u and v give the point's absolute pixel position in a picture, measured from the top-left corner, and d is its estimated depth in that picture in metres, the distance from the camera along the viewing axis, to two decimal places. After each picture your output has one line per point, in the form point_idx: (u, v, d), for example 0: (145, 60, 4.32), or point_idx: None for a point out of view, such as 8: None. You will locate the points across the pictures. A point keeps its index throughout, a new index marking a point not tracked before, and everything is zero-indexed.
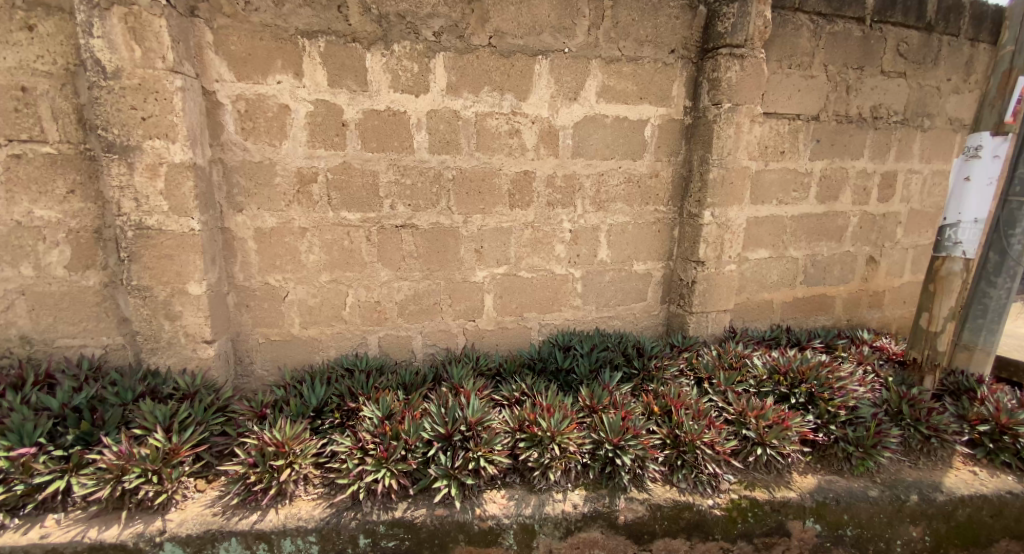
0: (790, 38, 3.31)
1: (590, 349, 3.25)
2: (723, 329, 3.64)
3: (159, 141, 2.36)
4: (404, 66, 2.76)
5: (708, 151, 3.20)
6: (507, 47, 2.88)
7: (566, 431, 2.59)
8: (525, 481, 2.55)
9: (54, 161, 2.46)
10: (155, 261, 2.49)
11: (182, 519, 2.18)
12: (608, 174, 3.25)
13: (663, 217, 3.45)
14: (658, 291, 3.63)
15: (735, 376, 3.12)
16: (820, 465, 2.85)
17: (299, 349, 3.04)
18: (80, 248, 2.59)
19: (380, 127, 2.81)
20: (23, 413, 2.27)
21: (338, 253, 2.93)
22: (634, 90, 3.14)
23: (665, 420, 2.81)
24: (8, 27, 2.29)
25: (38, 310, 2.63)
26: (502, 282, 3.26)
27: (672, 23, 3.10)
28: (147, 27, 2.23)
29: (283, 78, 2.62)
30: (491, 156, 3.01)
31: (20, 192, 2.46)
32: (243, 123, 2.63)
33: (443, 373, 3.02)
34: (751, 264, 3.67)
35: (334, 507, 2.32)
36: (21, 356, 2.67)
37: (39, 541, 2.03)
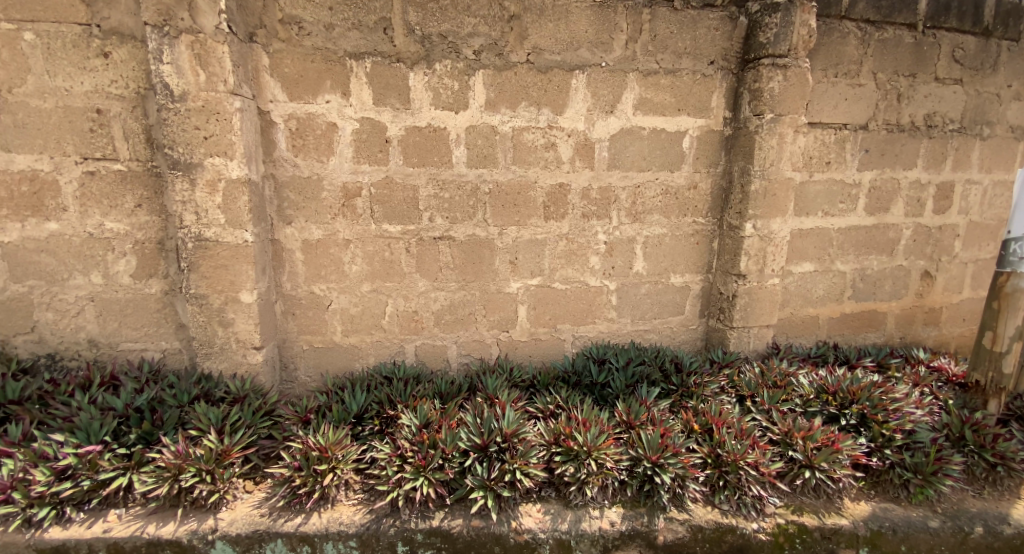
0: (836, 46, 3.21)
1: (626, 364, 3.21)
2: (766, 345, 3.52)
3: (219, 158, 2.53)
4: (445, 84, 2.86)
5: (750, 161, 3.14)
6: (544, 63, 2.94)
7: (603, 446, 2.56)
8: (561, 496, 2.54)
9: (124, 177, 2.68)
10: (212, 270, 2.65)
11: (232, 518, 2.29)
12: (645, 186, 3.23)
13: (701, 229, 3.39)
14: (697, 304, 3.55)
15: (780, 395, 3.01)
16: (874, 491, 2.71)
17: (340, 356, 3.15)
18: (144, 258, 2.80)
19: (421, 142, 2.91)
20: (91, 412, 2.45)
21: (379, 264, 3.03)
22: (672, 101, 3.13)
23: (706, 438, 2.73)
24: (87, 54, 2.52)
25: (106, 315, 2.85)
26: (536, 294, 3.29)
27: (711, 34, 3.08)
28: (211, 53, 2.41)
29: (332, 98, 2.76)
30: (527, 169, 3.06)
31: (93, 205, 2.69)
32: (294, 141, 2.79)
33: (478, 383, 3.05)
34: (795, 278, 3.55)
35: (374, 513, 2.38)
36: (89, 358, 2.89)
37: (102, 535, 2.17)
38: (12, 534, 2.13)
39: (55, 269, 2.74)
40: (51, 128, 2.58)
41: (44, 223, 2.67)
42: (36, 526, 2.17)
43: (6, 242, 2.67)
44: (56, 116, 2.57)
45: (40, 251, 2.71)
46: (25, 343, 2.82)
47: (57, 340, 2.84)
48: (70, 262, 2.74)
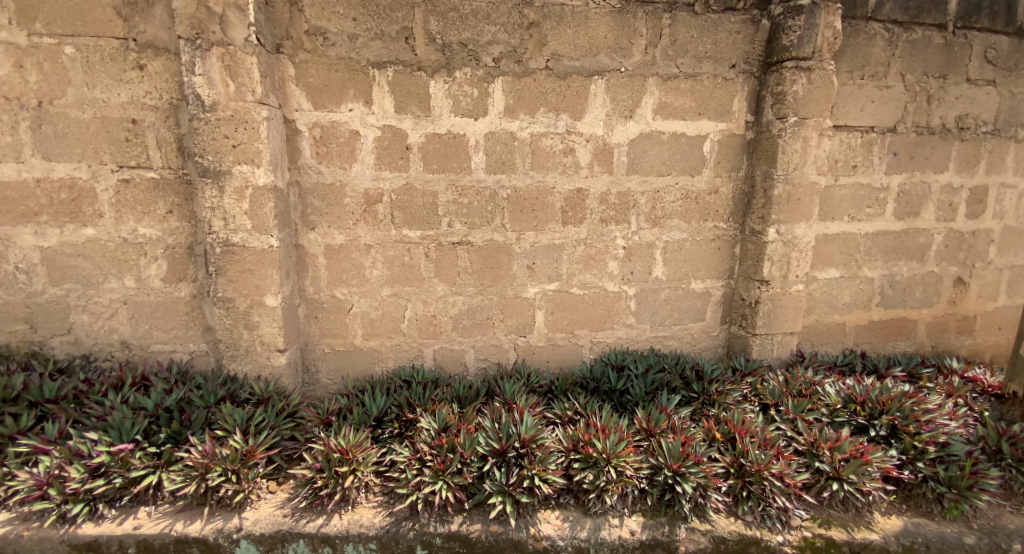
0: (863, 48, 3.15)
1: (644, 371, 3.17)
2: (791, 352, 3.44)
3: (246, 166, 2.61)
4: (464, 91, 2.89)
5: (772, 165, 3.10)
6: (563, 69, 2.95)
7: (623, 453, 2.54)
8: (580, 503, 2.52)
9: (156, 185, 2.79)
10: (238, 275, 2.73)
11: (256, 518, 2.34)
12: (665, 190, 3.21)
13: (722, 234, 3.34)
14: (718, 311, 3.50)
15: (806, 404, 2.93)
16: (906, 506, 2.61)
17: (360, 359, 3.20)
18: (175, 263, 2.90)
19: (441, 149, 2.95)
20: (123, 412, 2.54)
21: (399, 269, 3.08)
22: (693, 105, 3.10)
23: (728, 447, 2.68)
24: (123, 67, 2.64)
25: (138, 317, 2.96)
26: (554, 299, 3.29)
27: (732, 38, 3.05)
28: (240, 64, 2.50)
29: (355, 106, 2.83)
30: (545, 175, 3.07)
31: (127, 211, 2.80)
32: (318, 148, 2.86)
33: (495, 388, 3.06)
34: (820, 284, 3.47)
35: (393, 516, 2.40)
36: (121, 359, 3.00)
37: (132, 531, 2.24)
38: (47, 529, 2.21)
39: (91, 273, 2.86)
40: (89, 138, 2.70)
41: (82, 229, 2.79)
42: (70, 522, 2.24)
43: (46, 247, 2.79)
44: (94, 126, 2.68)
45: (77, 255, 2.83)
46: (62, 344, 2.94)
47: (92, 341, 2.96)
48: (106, 266, 2.86)
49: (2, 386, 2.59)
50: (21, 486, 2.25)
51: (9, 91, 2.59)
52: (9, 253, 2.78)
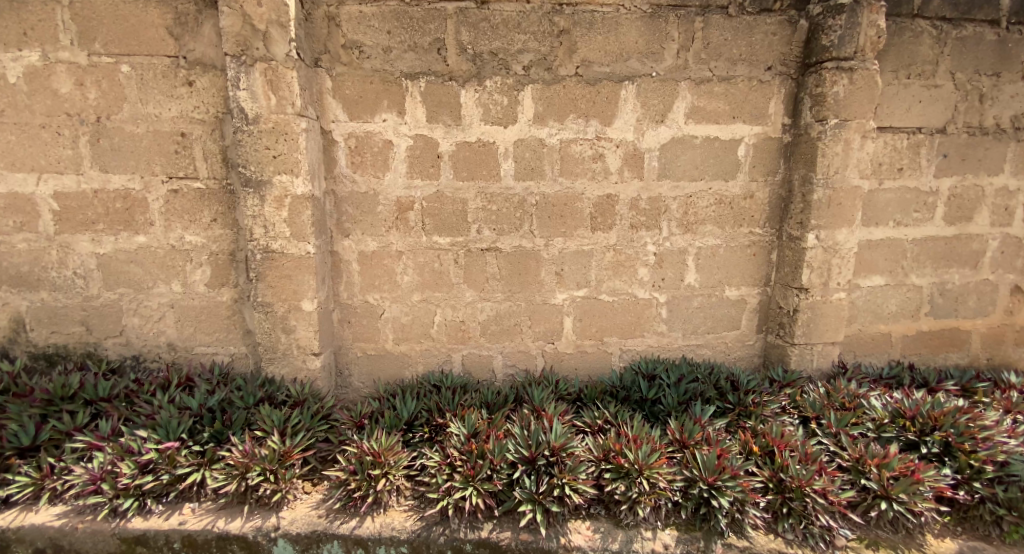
0: (909, 46, 3.01)
1: (677, 380, 3.10)
2: (832, 363, 3.31)
3: (286, 176, 2.71)
4: (495, 100, 2.93)
5: (812, 169, 3.00)
6: (593, 75, 2.95)
7: (655, 465, 2.48)
8: (611, 514, 2.48)
9: (202, 195, 2.93)
10: (277, 280, 2.83)
11: (293, 518, 2.41)
12: (697, 196, 3.15)
13: (758, 240, 3.25)
14: (754, 319, 3.39)
15: (850, 417, 2.80)
16: (961, 528, 2.46)
17: (391, 363, 3.25)
18: (218, 269, 3.03)
19: (471, 157, 2.99)
20: (170, 411, 2.66)
21: (429, 275, 3.12)
22: (727, 109, 3.04)
23: (767, 461, 2.59)
24: (174, 83, 2.80)
25: (184, 320, 3.10)
26: (582, 305, 3.26)
27: (768, 39, 2.97)
28: (281, 78, 2.60)
29: (388, 117, 2.90)
30: (574, 181, 3.07)
31: (175, 220, 2.95)
32: (353, 158, 2.94)
33: (524, 395, 3.05)
34: (863, 293, 3.32)
35: (424, 520, 2.42)
36: (168, 360, 3.15)
37: (178, 527, 2.34)
38: (100, 523, 2.33)
39: (142, 278, 3.02)
40: (142, 151, 2.86)
41: (134, 236, 2.96)
42: (120, 516, 2.36)
43: (102, 253, 2.97)
44: (147, 140, 2.85)
45: (130, 261, 2.99)
46: (115, 345, 3.11)
47: (142, 343, 3.12)
48: (155, 271, 3.02)
49: (61, 384, 2.76)
50: (76, 480, 2.38)
51: (71, 107, 2.79)
52: (69, 259, 2.97)
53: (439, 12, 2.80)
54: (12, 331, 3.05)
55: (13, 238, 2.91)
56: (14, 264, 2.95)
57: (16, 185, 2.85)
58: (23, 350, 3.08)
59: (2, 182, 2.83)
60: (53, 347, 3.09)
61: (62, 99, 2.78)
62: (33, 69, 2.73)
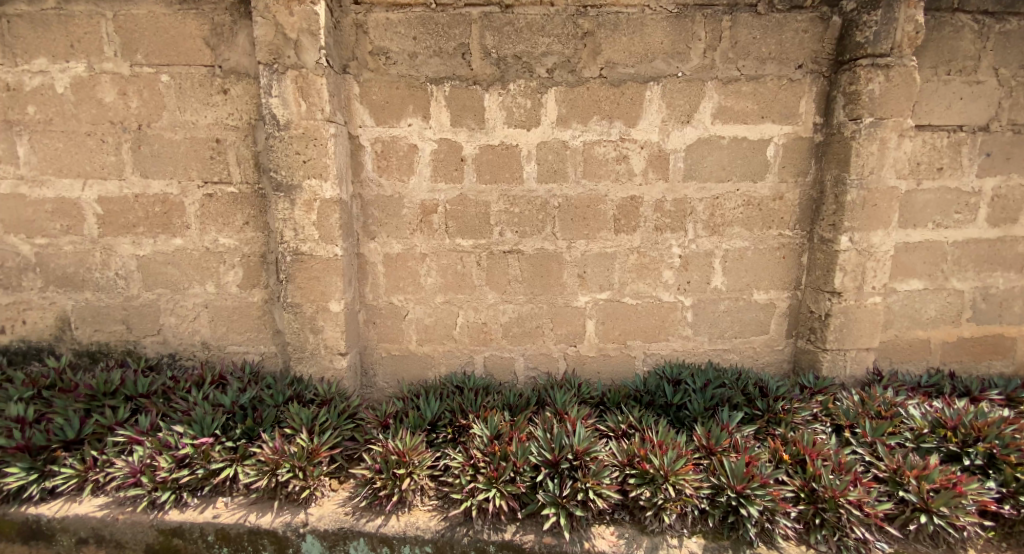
0: (949, 41, 2.90)
1: (703, 385, 3.04)
2: (866, 370, 3.20)
3: (315, 180, 2.78)
4: (518, 103, 2.94)
5: (845, 170, 2.91)
6: (617, 76, 2.93)
7: (681, 471, 2.44)
8: (636, 520, 2.44)
9: (236, 199, 3.03)
10: (306, 282, 2.90)
11: (321, 514, 2.46)
12: (725, 197, 3.09)
13: (788, 242, 3.17)
14: (783, 323, 3.30)
15: (887, 427, 2.70)
16: (1006, 544, 2.35)
17: (415, 364, 3.29)
18: (250, 270, 3.13)
19: (494, 160, 3.01)
20: (205, 407, 2.76)
21: (452, 277, 3.15)
22: (755, 108, 2.98)
23: (798, 470, 2.52)
24: (210, 92, 2.91)
25: (217, 320, 3.21)
26: (605, 309, 3.24)
27: (799, 37, 2.90)
28: (311, 85, 2.68)
29: (413, 121, 2.95)
30: (598, 183, 3.05)
31: (210, 223, 3.06)
32: (379, 162, 3.00)
33: (546, 397, 3.05)
34: (900, 297, 3.20)
35: (448, 520, 2.44)
36: (202, 358, 3.27)
37: (212, 520, 2.42)
38: (140, 514, 2.43)
39: (179, 279, 3.15)
40: (180, 157, 2.98)
41: (172, 239, 3.08)
42: (158, 508, 2.46)
43: (141, 255, 3.11)
44: (185, 146, 2.97)
45: (167, 263, 3.12)
46: (152, 344, 3.24)
47: (178, 342, 3.24)
48: (191, 273, 3.14)
49: (103, 380, 2.89)
50: (118, 472, 2.49)
51: (114, 116, 2.93)
52: (111, 261, 3.11)
53: (464, 17, 2.83)
54: (58, 329, 3.21)
55: (60, 241, 3.07)
56: (61, 265, 3.11)
57: (63, 190, 3.00)
58: (68, 348, 3.24)
59: (51, 187, 2.99)
60: (96, 345, 3.24)
61: (106, 108, 2.92)
62: (80, 80, 2.88)
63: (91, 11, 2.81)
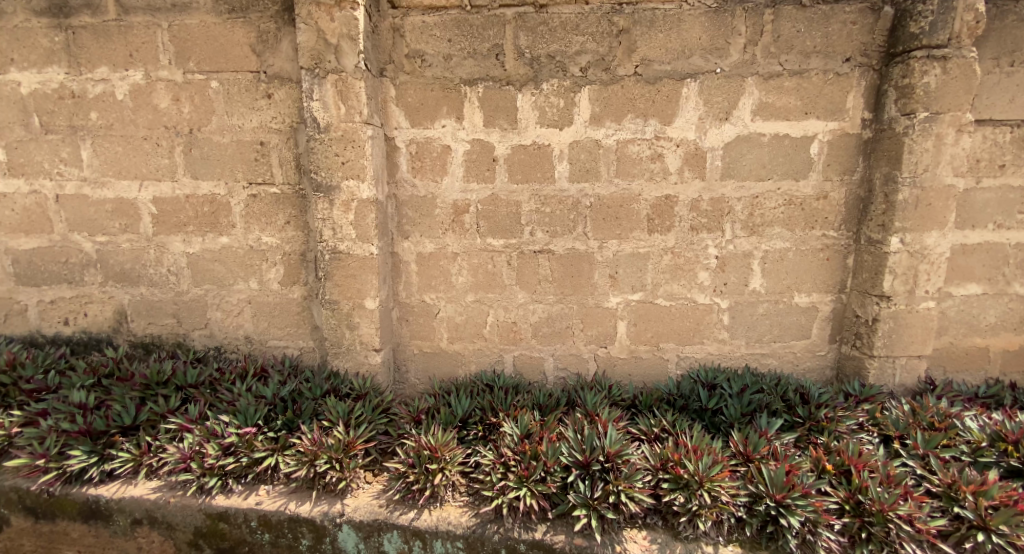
0: (1013, 30, 2.71)
1: (740, 391, 2.95)
2: (917, 379, 3.03)
3: (353, 181, 2.86)
4: (551, 102, 2.93)
5: (896, 167, 2.76)
6: (653, 74, 2.88)
7: (717, 477, 2.38)
8: (669, 526, 2.39)
9: (278, 199, 3.15)
10: (343, 279, 2.99)
11: (356, 505, 2.52)
12: (765, 196, 2.99)
13: (832, 243, 3.03)
14: (826, 327, 3.17)
15: (940, 439, 2.55)
16: None
17: (446, 361, 3.34)
18: (290, 268, 3.25)
19: (526, 160, 3.01)
20: (248, 398, 2.88)
21: (483, 276, 3.18)
22: (798, 104, 2.87)
23: (842, 481, 2.41)
24: (256, 97, 3.04)
25: (259, 315, 3.35)
26: (637, 310, 3.19)
27: (847, 29, 2.78)
28: (351, 89, 2.76)
29: (447, 122, 2.99)
30: (631, 182, 3.01)
31: (254, 222, 3.20)
32: (414, 163, 3.05)
33: (576, 398, 3.03)
34: (955, 302, 3.01)
35: (479, 517, 2.46)
36: (244, 352, 3.42)
37: (255, 506, 2.53)
38: (189, 498, 2.57)
39: (225, 276, 3.30)
40: (227, 159, 3.13)
41: (219, 237, 3.23)
42: (206, 493, 2.58)
43: (191, 253, 3.27)
44: (232, 149, 3.11)
45: (214, 260, 3.28)
46: (200, 336, 3.42)
47: (223, 335, 3.40)
48: (236, 270, 3.29)
49: (156, 371, 3.07)
50: (170, 458, 2.63)
51: (169, 121, 3.10)
52: (164, 257, 3.30)
53: (499, 18, 2.85)
54: (116, 322, 3.43)
55: (119, 239, 3.28)
56: (119, 261, 3.32)
57: (122, 191, 3.20)
58: (125, 339, 3.45)
59: (111, 188, 3.20)
60: (150, 337, 3.44)
61: (161, 113, 3.09)
62: (138, 87, 3.06)
63: (149, 22, 2.98)
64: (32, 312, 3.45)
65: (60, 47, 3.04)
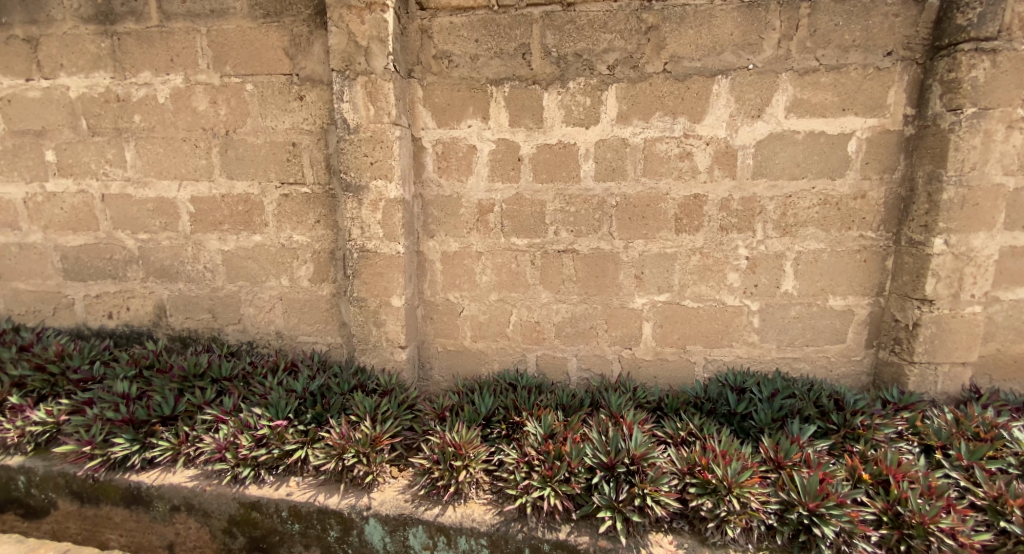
0: None
1: (771, 395, 2.87)
2: (960, 387, 2.89)
3: (381, 181, 2.91)
4: (577, 101, 2.91)
5: (941, 165, 2.64)
6: (683, 71, 2.83)
7: (747, 483, 2.32)
8: (696, 531, 2.34)
9: (309, 198, 3.23)
10: (371, 277, 3.04)
11: (382, 499, 2.57)
12: (798, 195, 2.89)
13: (870, 244, 2.92)
14: (863, 332, 3.05)
15: (986, 450, 2.43)
16: None
17: (470, 360, 3.36)
18: (319, 265, 3.33)
19: (551, 159, 3.00)
20: (279, 392, 2.96)
21: (507, 276, 3.18)
22: (835, 101, 2.77)
23: (880, 491, 2.32)
24: (288, 99, 3.12)
25: (290, 311, 3.44)
26: (663, 311, 3.14)
27: (888, 22, 2.67)
28: (380, 90, 2.80)
29: (473, 122, 3.00)
30: (658, 181, 2.96)
31: (285, 221, 3.29)
32: (440, 163, 3.08)
33: (600, 399, 3.00)
34: (1003, 307, 2.85)
35: (503, 515, 2.46)
36: (275, 346, 3.51)
37: (286, 497, 2.60)
38: (224, 487, 2.65)
39: (258, 273, 3.40)
40: (261, 160, 3.22)
41: (252, 236, 3.34)
42: (240, 482, 2.67)
43: (226, 250, 3.39)
44: (265, 150, 3.20)
45: (248, 258, 3.38)
46: (234, 331, 3.53)
47: (256, 331, 3.51)
48: (268, 267, 3.38)
49: (193, 363, 3.19)
50: (206, 448, 2.73)
51: (206, 123, 3.21)
52: (201, 255, 3.42)
53: (526, 17, 2.85)
54: (156, 316, 3.58)
55: (159, 236, 3.42)
56: (159, 258, 3.46)
57: (162, 191, 3.34)
58: (164, 333, 3.60)
59: (153, 188, 3.34)
60: (187, 331, 3.58)
61: (199, 116, 3.21)
62: (178, 90, 3.19)
63: (189, 28, 3.10)
64: (79, 306, 3.64)
65: (106, 53, 3.19)
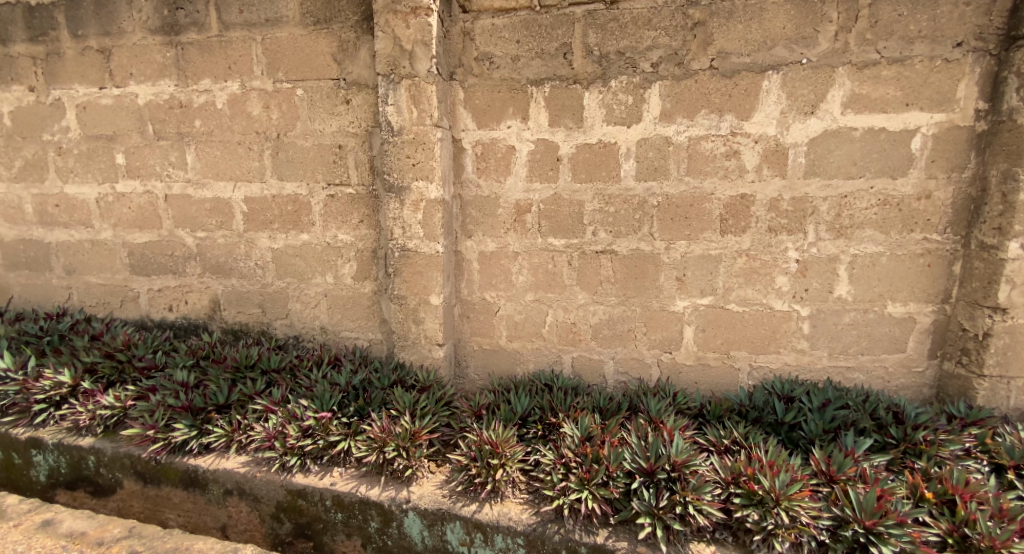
0: None
1: (822, 406, 2.72)
2: None
3: (422, 182, 2.96)
4: (619, 100, 2.87)
5: (1017, 164, 2.43)
6: (730, 67, 2.73)
7: (796, 496, 2.21)
8: (740, 543, 2.25)
9: (353, 199, 3.34)
10: (411, 276, 3.10)
11: (421, 493, 2.60)
12: (855, 196, 2.74)
13: (934, 248, 2.73)
14: (925, 341, 2.85)
15: None
16: None
17: (506, 359, 3.37)
18: (362, 264, 3.43)
19: (591, 159, 2.97)
20: (324, 385, 3.07)
21: (544, 276, 3.17)
22: (897, 95, 2.60)
23: (945, 512, 2.16)
24: (335, 102, 3.23)
25: (334, 308, 3.56)
26: (706, 315, 3.04)
27: (959, 10, 2.48)
28: (423, 92, 2.85)
29: (513, 123, 3.01)
30: (703, 181, 2.87)
31: (331, 221, 3.40)
32: (479, 164, 3.10)
33: (639, 404, 2.93)
34: None
35: (539, 515, 2.44)
36: (320, 341, 3.64)
37: (329, 487, 2.68)
38: (272, 474, 2.77)
39: (305, 270, 3.54)
40: (309, 162, 3.35)
41: (300, 235, 3.48)
42: (287, 470, 2.77)
43: (276, 248, 3.54)
44: (313, 152, 3.33)
45: (296, 256, 3.52)
46: (281, 325, 3.69)
47: (301, 326, 3.65)
48: (314, 265, 3.51)
49: (244, 355, 3.35)
50: (257, 436, 2.85)
51: (260, 127, 3.37)
52: (253, 252, 3.59)
53: (568, 17, 2.83)
54: (211, 310, 3.78)
55: (215, 234, 3.62)
56: (215, 255, 3.66)
57: (219, 191, 3.53)
58: (218, 325, 3.80)
59: (210, 189, 3.54)
60: (239, 324, 3.76)
61: (253, 120, 3.37)
62: (235, 96, 3.36)
63: (245, 37, 3.26)
64: (143, 299, 3.90)
65: (171, 62, 3.41)
